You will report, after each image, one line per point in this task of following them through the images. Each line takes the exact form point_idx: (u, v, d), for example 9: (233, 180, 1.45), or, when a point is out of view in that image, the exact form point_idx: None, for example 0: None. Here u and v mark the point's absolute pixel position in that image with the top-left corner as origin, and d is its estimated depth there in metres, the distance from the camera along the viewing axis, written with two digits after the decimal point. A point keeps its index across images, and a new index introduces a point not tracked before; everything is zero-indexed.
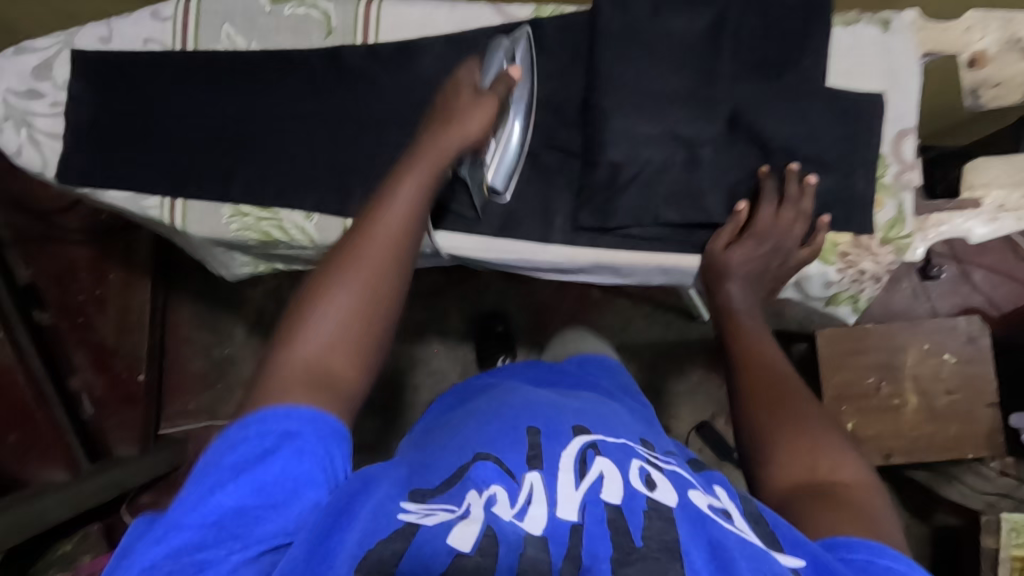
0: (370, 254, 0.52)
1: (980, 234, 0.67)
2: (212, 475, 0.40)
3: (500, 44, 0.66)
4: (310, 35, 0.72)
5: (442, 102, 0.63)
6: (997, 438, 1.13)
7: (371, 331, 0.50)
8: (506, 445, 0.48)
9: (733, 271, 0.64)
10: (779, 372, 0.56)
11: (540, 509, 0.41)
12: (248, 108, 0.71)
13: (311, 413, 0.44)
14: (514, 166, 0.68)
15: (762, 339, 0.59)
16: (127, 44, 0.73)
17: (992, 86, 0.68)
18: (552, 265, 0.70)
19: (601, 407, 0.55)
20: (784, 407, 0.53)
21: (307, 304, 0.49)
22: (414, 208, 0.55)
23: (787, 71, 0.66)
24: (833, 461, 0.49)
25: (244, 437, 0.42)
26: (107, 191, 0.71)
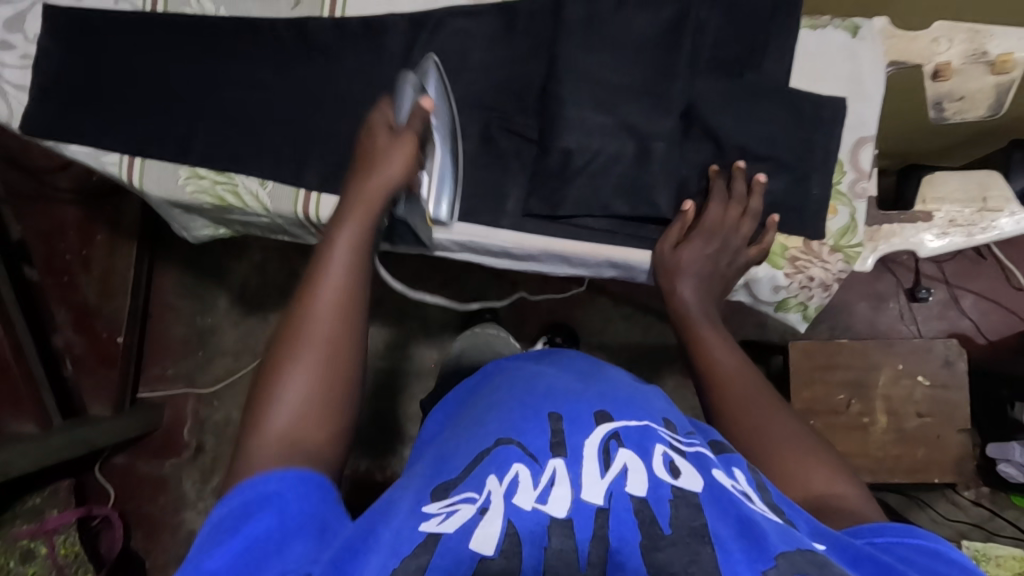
0: (314, 323, 0.48)
1: (930, 248, 0.67)
2: (209, 543, 0.40)
3: (407, 78, 0.64)
4: (279, 5, 0.72)
5: (359, 153, 0.61)
6: (966, 465, 1.11)
7: (337, 391, 0.47)
8: (528, 424, 0.44)
9: (687, 275, 0.63)
10: (751, 380, 0.53)
11: (564, 489, 0.39)
12: (213, 74, 0.72)
13: (296, 475, 0.42)
14: (452, 190, 0.67)
15: (728, 347, 0.56)
16: (99, 2, 0.73)
17: (956, 99, 0.70)
18: (501, 249, 0.71)
19: (623, 387, 0.48)
20: (763, 428, 0.50)
21: (258, 397, 0.46)
22: (353, 261, 0.52)
23: (748, 72, 0.66)
24: (824, 476, 0.47)
25: (225, 514, 0.41)
26: (68, 145, 0.72)
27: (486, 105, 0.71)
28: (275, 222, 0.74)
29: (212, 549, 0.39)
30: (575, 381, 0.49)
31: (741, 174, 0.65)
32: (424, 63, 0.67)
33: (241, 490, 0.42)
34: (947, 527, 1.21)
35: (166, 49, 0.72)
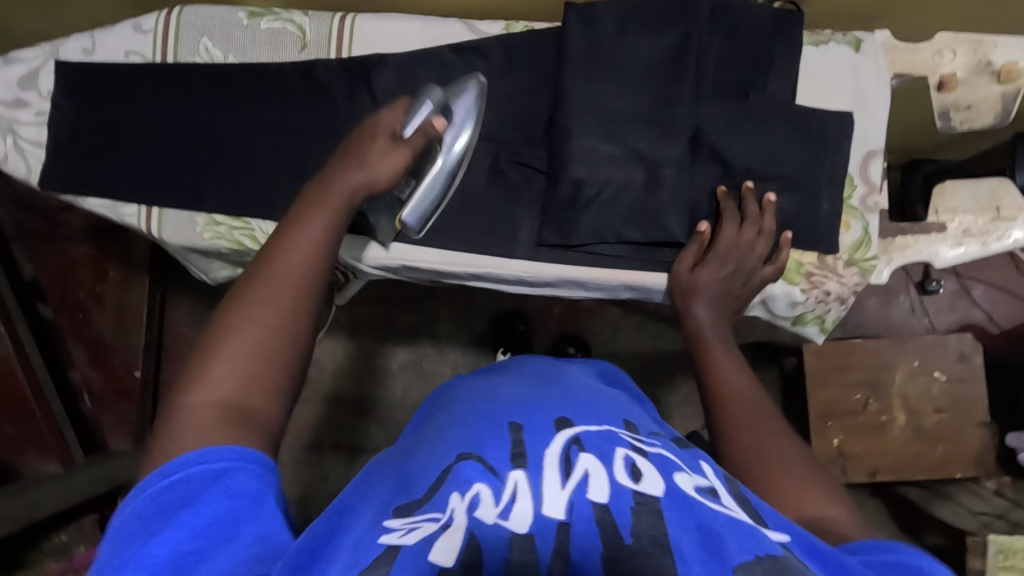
0: (270, 293, 0.47)
1: (946, 258, 0.68)
2: (141, 527, 0.37)
3: (431, 92, 0.60)
4: (285, 49, 0.73)
5: (352, 143, 0.58)
6: (987, 459, 1.11)
7: (281, 360, 0.46)
8: (487, 441, 0.44)
9: (704, 296, 0.63)
10: (754, 401, 0.53)
11: (526, 505, 0.38)
12: (224, 122, 0.73)
13: (234, 454, 0.40)
14: (429, 207, 0.63)
15: (734, 367, 0.56)
16: (109, 55, 0.75)
17: (963, 108, 0.68)
18: (518, 278, 0.71)
19: (583, 393, 0.50)
20: (754, 449, 0.49)
21: (200, 361, 0.45)
22: (323, 238, 0.52)
23: (753, 92, 0.67)
24: (818, 500, 0.45)
25: (166, 490, 0.38)
26: (86, 198, 0.74)
27: (493, 138, 0.71)
28: None
29: (151, 531, 0.37)
30: (537, 392, 0.50)
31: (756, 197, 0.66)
32: (468, 77, 0.64)
33: (178, 460, 0.39)
34: None
35: (177, 100, 0.73)
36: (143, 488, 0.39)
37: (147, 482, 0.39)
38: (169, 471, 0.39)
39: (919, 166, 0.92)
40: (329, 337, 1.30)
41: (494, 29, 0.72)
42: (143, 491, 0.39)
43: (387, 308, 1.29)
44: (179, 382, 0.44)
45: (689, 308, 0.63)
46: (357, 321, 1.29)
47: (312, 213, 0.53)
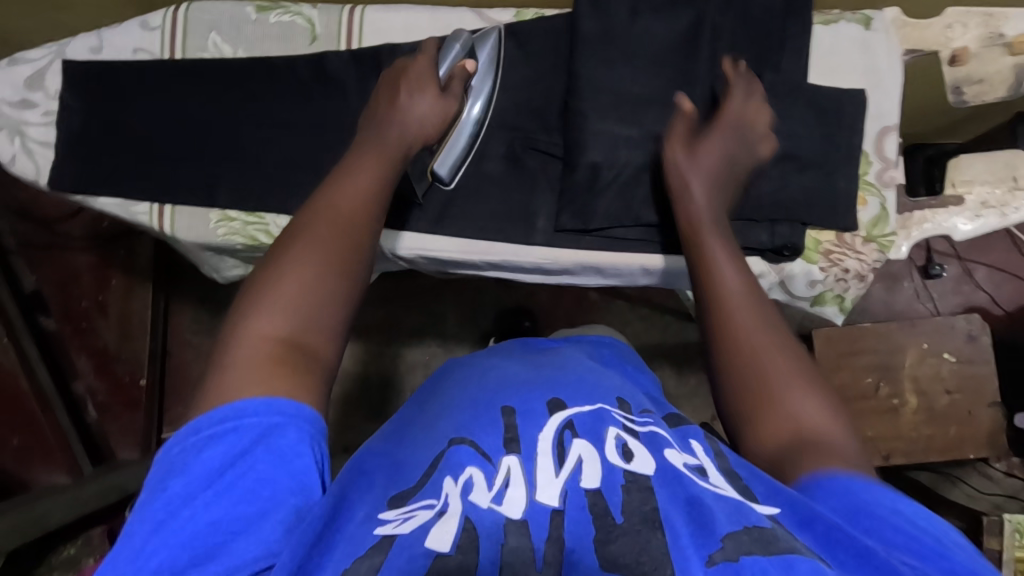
0: (323, 236, 0.48)
1: (964, 232, 0.68)
2: (187, 483, 0.37)
3: (457, 37, 0.68)
4: (294, 42, 0.73)
5: (387, 87, 0.62)
6: (1000, 438, 1.10)
7: (336, 298, 0.46)
8: (480, 426, 0.44)
9: (696, 179, 0.58)
10: (754, 297, 0.50)
11: (519, 490, 0.38)
12: (236, 117, 0.73)
13: (290, 405, 0.40)
14: (464, 154, 0.68)
15: (733, 262, 0.52)
16: (118, 53, 0.74)
17: (975, 82, 0.68)
18: (536, 266, 0.71)
19: (576, 371, 0.50)
20: (750, 357, 0.46)
21: (258, 291, 0.45)
22: (372, 189, 0.52)
23: (767, 72, 0.67)
24: (815, 408, 0.44)
25: (213, 445, 0.38)
26: (98, 198, 0.73)
27: (507, 125, 0.71)
28: None
29: (196, 488, 0.37)
30: (529, 371, 0.50)
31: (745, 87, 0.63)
32: (487, 29, 0.70)
33: (229, 405, 0.40)
34: (984, 501, 1.21)
35: (187, 96, 0.73)
36: (190, 432, 0.39)
37: (194, 427, 0.39)
38: (217, 420, 0.39)
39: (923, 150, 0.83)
40: None
41: (505, 17, 0.72)
42: (191, 440, 0.39)
43: (393, 307, 1.29)
44: (233, 310, 0.45)
45: (690, 198, 0.57)
46: (364, 321, 1.29)
47: (368, 163, 0.54)
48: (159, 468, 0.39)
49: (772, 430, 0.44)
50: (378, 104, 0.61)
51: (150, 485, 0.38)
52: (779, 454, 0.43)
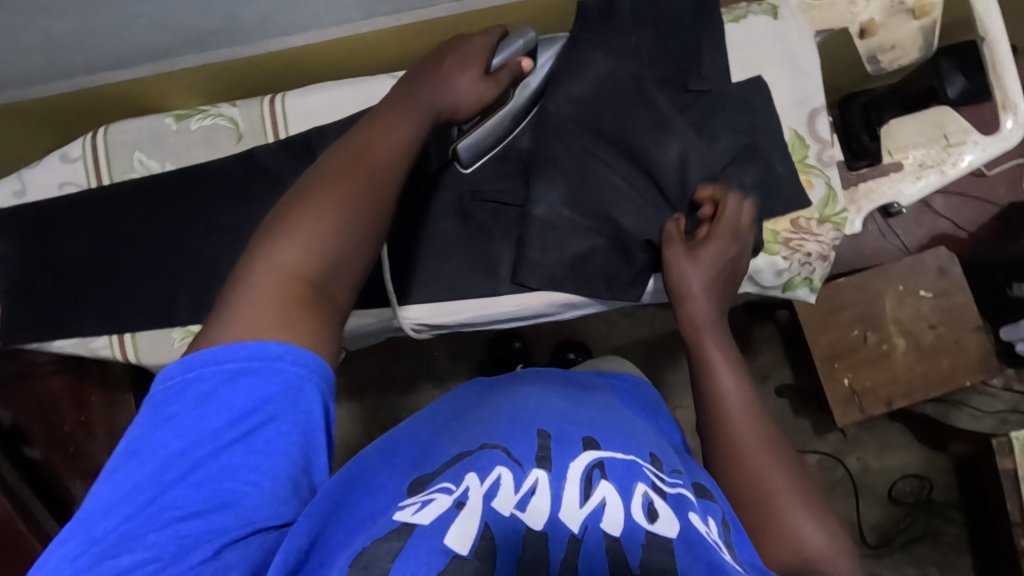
0: (354, 171, 0.47)
1: (911, 194, 0.70)
2: (211, 420, 0.36)
3: (523, 35, 0.64)
4: (221, 144, 0.72)
5: (448, 47, 0.59)
6: (991, 359, 1.12)
7: (362, 234, 0.45)
8: (516, 435, 0.45)
9: (694, 283, 0.60)
10: (756, 413, 0.51)
11: (544, 501, 0.40)
12: (179, 230, 0.71)
13: (303, 369, 0.39)
14: (488, 148, 0.66)
15: (735, 373, 0.54)
16: (43, 192, 0.72)
17: (888, 49, 0.70)
18: (512, 314, 0.70)
19: (612, 416, 0.51)
20: (755, 465, 0.48)
21: (285, 222, 0.43)
22: (411, 142, 0.51)
23: (691, 80, 0.68)
24: (817, 538, 0.45)
25: (234, 386, 0.37)
26: (54, 341, 0.71)
27: (451, 183, 0.71)
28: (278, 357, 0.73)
29: (215, 431, 0.36)
30: (565, 403, 0.51)
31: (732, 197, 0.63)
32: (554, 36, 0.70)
33: (253, 344, 0.38)
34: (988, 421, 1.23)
35: (124, 222, 0.71)
36: (210, 361, 0.37)
37: (213, 357, 0.38)
38: (241, 358, 0.38)
39: (854, 98, 0.78)
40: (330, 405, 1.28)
41: None
42: (211, 371, 0.37)
43: (381, 361, 1.27)
44: (262, 236, 0.43)
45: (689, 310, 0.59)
46: (355, 381, 1.27)
47: (400, 115, 0.52)
48: (175, 391, 0.37)
49: (776, 552, 0.44)
50: (425, 69, 0.57)
51: (163, 408, 0.36)
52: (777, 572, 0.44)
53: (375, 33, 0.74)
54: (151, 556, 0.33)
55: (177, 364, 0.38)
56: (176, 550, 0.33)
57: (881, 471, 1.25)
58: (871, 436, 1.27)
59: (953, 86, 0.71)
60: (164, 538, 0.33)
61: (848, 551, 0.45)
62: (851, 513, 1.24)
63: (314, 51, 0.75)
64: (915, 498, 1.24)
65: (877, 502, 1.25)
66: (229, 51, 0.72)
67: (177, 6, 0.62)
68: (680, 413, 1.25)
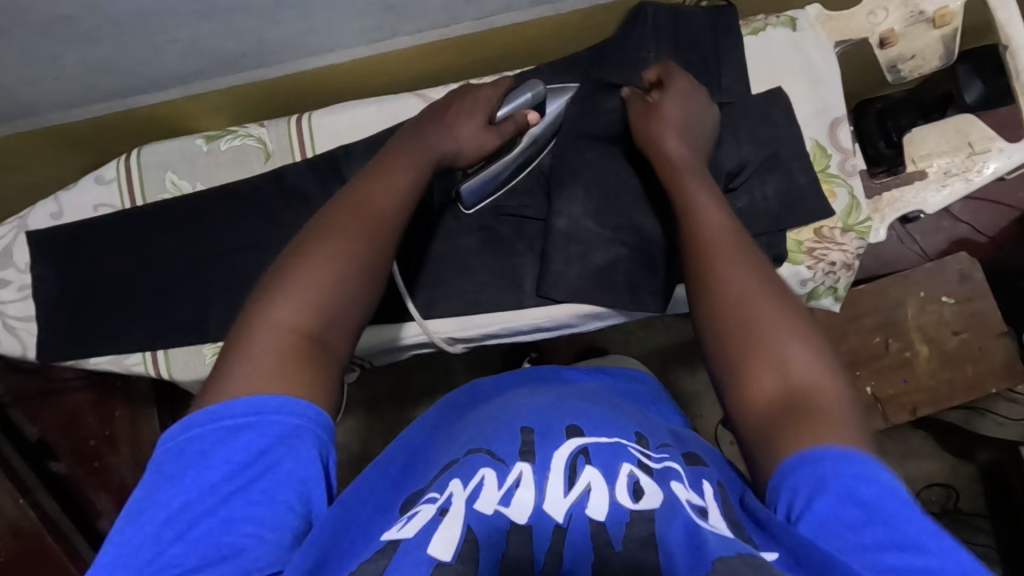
0: (351, 224, 0.50)
1: (936, 203, 0.68)
2: (212, 473, 0.39)
3: (533, 86, 0.67)
4: (250, 163, 0.74)
5: (457, 100, 0.64)
6: (1017, 365, 1.10)
7: (357, 287, 0.48)
8: (500, 436, 0.46)
9: (666, 131, 0.60)
10: (739, 243, 0.51)
11: (528, 492, 0.41)
12: (207, 247, 0.73)
13: (302, 413, 0.42)
14: (491, 190, 0.70)
15: (717, 206, 0.53)
16: (78, 213, 0.74)
17: (908, 59, 0.70)
18: (534, 326, 0.71)
19: (601, 404, 0.52)
20: (741, 306, 0.47)
21: (284, 278, 0.47)
22: (414, 187, 0.55)
23: (712, 94, 0.69)
24: (811, 369, 0.44)
25: (233, 440, 0.40)
26: (89, 358, 0.73)
27: None
28: None
29: (214, 484, 0.38)
30: (550, 399, 0.51)
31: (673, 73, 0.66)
32: (564, 86, 0.71)
33: (250, 399, 0.41)
34: None
35: (156, 241, 0.73)
36: (210, 419, 0.40)
37: (213, 415, 0.40)
38: (239, 414, 0.40)
39: (868, 105, 0.79)
40: (349, 416, 1.28)
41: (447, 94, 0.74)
42: (212, 428, 0.40)
43: (401, 371, 1.28)
44: (260, 291, 0.47)
45: (662, 153, 0.59)
46: (374, 392, 1.28)
47: (401, 162, 0.56)
48: (176, 450, 0.40)
49: (767, 386, 0.44)
50: (429, 120, 0.61)
51: (165, 467, 0.39)
52: (770, 406, 0.43)
53: (399, 52, 0.76)
54: None
55: (180, 424, 0.41)
56: None
57: (905, 479, 1.24)
58: (893, 444, 1.25)
59: (970, 91, 0.71)
60: None
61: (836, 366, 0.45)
62: None
63: (339, 71, 0.77)
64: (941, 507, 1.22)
65: None
66: (256, 73, 0.74)
67: (209, 31, 0.64)
68: (700, 422, 1.24)
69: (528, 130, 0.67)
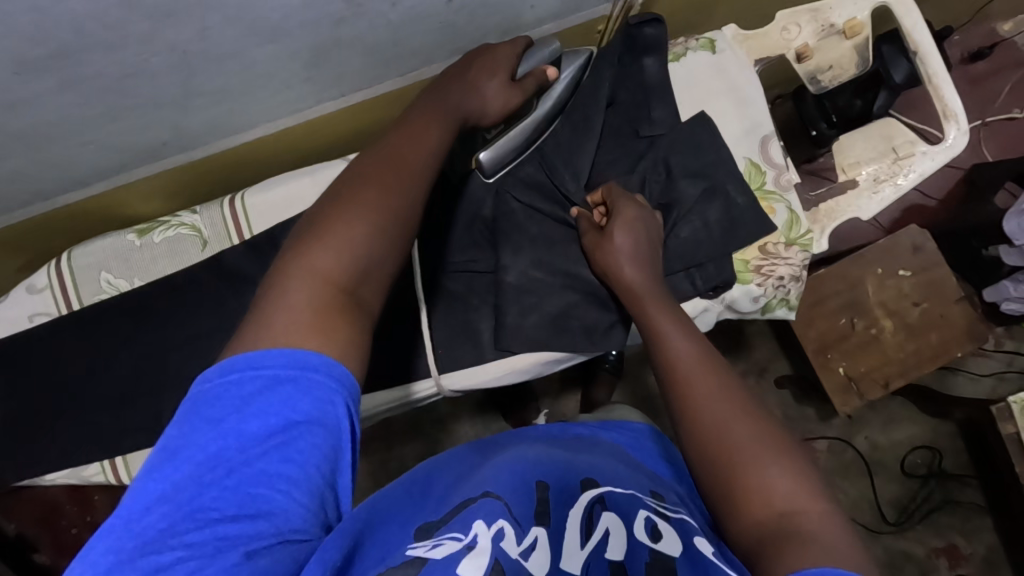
0: (387, 176, 0.47)
1: (871, 210, 0.70)
2: (247, 424, 0.36)
3: (549, 42, 0.65)
4: (187, 252, 0.72)
5: (480, 54, 0.60)
6: (977, 327, 1.11)
7: (395, 244, 0.45)
8: (518, 484, 0.43)
9: (624, 262, 0.62)
10: (710, 368, 0.52)
11: (545, 555, 0.38)
12: (155, 340, 0.71)
13: (335, 385, 0.38)
14: (512, 155, 0.68)
15: (688, 336, 0.55)
16: (14, 325, 0.72)
17: (827, 68, 0.71)
18: (500, 379, 0.71)
19: (609, 459, 0.51)
20: (723, 434, 0.47)
21: (323, 225, 0.44)
22: (438, 149, 0.52)
23: (642, 127, 0.70)
24: (789, 486, 0.44)
25: (269, 395, 0.37)
26: (46, 475, 0.71)
27: (421, 255, 0.71)
28: (373, 414, 0.74)
29: (250, 439, 0.36)
30: (562, 452, 0.50)
31: (616, 191, 0.67)
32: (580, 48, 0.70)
33: (290, 353, 0.38)
34: (984, 385, 1.25)
35: (98, 344, 0.71)
36: (249, 365, 0.37)
37: (250, 361, 0.37)
38: (276, 367, 0.37)
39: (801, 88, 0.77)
40: None
41: None
42: (250, 376, 0.37)
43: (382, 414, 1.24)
44: (295, 241, 0.44)
45: (623, 282, 0.61)
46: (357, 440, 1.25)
47: (428, 116, 0.53)
48: (213, 393, 0.36)
49: (754, 506, 0.44)
50: (451, 74, 0.57)
51: (203, 410, 0.36)
52: (758, 530, 0.43)
53: (325, 116, 0.74)
54: (188, 555, 0.33)
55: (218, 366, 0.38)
56: (211, 550, 0.33)
57: (890, 446, 1.26)
58: (875, 414, 1.27)
59: (898, 70, 0.69)
60: (200, 539, 0.33)
61: (818, 489, 0.45)
62: (868, 494, 1.24)
63: (265, 142, 0.75)
64: (928, 469, 1.24)
65: (891, 478, 1.24)
66: (182, 156, 0.72)
67: (123, 130, 0.62)
68: None
69: (546, 87, 0.65)
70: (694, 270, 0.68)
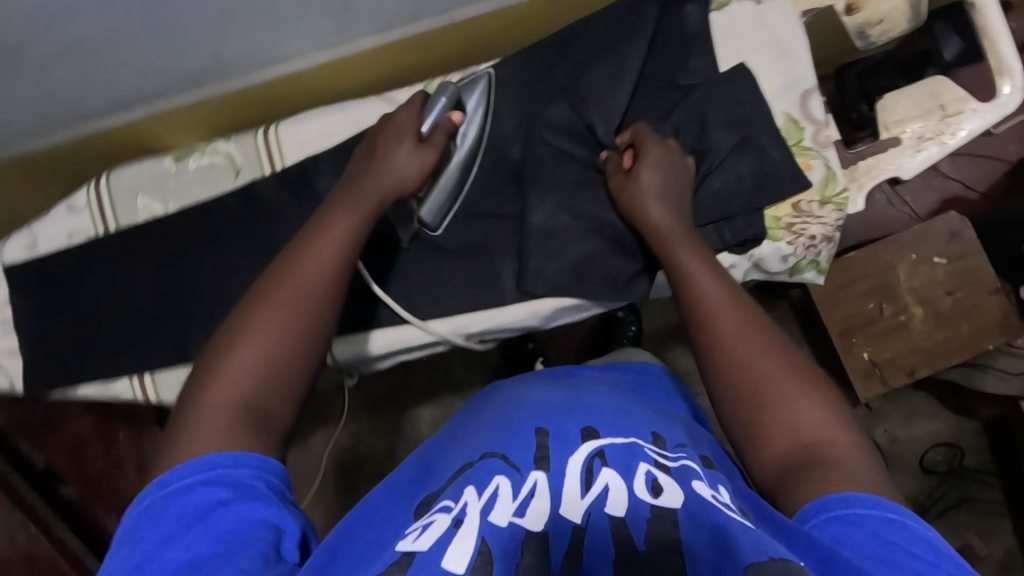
0: (288, 292, 0.51)
1: (912, 167, 0.68)
2: (168, 525, 0.39)
3: (443, 89, 0.67)
4: (220, 180, 0.74)
5: (380, 147, 0.63)
6: (1013, 319, 1.08)
7: (302, 350, 0.50)
8: (513, 438, 0.45)
9: (650, 202, 0.61)
10: (731, 303, 0.52)
11: (544, 502, 0.39)
12: (183, 268, 0.73)
13: (255, 463, 0.43)
14: (447, 205, 0.69)
15: (713, 274, 0.55)
16: (52, 243, 0.74)
17: (877, 23, 0.69)
18: (518, 324, 0.70)
19: (615, 399, 0.49)
20: (748, 370, 0.47)
21: (228, 348, 0.48)
22: (345, 246, 0.56)
23: (679, 76, 0.69)
24: (815, 419, 0.44)
25: (190, 492, 0.40)
26: (77, 388, 0.73)
27: None
28: (345, 369, 0.74)
29: (176, 531, 0.39)
30: (569, 396, 0.49)
31: (646, 132, 0.66)
32: (477, 75, 0.71)
33: (196, 461, 0.42)
34: None
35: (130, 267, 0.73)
36: (160, 486, 0.41)
37: (163, 482, 0.41)
38: (186, 475, 0.41)
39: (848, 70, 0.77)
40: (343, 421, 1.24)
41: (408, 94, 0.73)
42: (167, 487, 0.41)
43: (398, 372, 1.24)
44: (202, 370, 0.48)
45: (652, 223, 0.60)
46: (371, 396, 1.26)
47: (338, 217, 0.57)
48: (134, 521, 0.40)
49: (778, 442, 0.44)
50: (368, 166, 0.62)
51: (129, 533, 0.40)
52: (780, 466, 0.43)
53: (359, 54, 0.74)
54: None
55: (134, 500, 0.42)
56: None
57: (910, 441, 1.23)
58: (896, 407, 1.25)
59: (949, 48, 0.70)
60: None
61: (846, 420, 0.45)
62: None
63: (298, 78, 0.75)
64: (947, 466, 1.22)
65: (908, 473, 1.22)
66: (221, 85, 0.73)
67: (160, 52, 0.63)
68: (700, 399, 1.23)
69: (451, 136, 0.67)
70: (723, 223, 0.67)
